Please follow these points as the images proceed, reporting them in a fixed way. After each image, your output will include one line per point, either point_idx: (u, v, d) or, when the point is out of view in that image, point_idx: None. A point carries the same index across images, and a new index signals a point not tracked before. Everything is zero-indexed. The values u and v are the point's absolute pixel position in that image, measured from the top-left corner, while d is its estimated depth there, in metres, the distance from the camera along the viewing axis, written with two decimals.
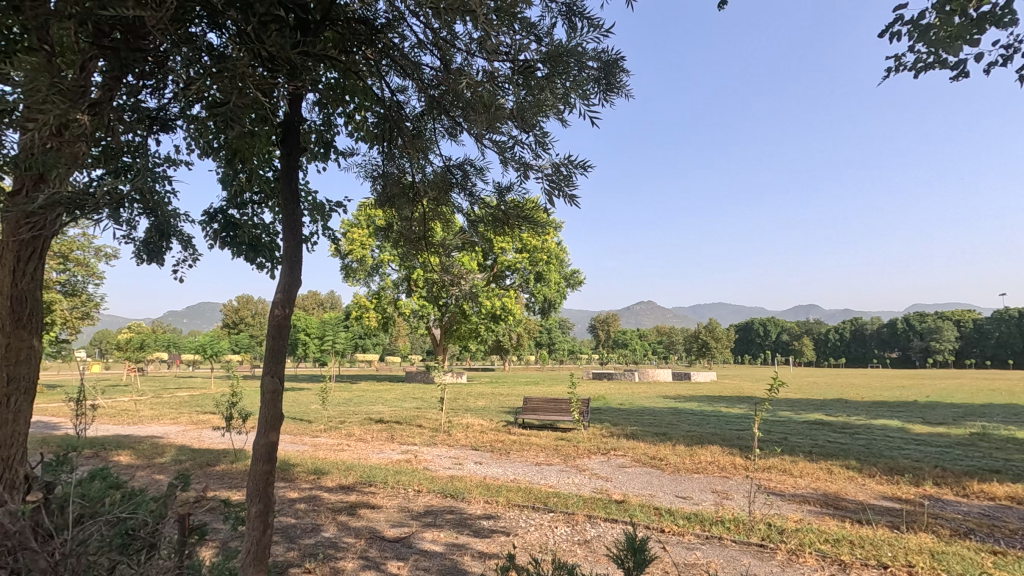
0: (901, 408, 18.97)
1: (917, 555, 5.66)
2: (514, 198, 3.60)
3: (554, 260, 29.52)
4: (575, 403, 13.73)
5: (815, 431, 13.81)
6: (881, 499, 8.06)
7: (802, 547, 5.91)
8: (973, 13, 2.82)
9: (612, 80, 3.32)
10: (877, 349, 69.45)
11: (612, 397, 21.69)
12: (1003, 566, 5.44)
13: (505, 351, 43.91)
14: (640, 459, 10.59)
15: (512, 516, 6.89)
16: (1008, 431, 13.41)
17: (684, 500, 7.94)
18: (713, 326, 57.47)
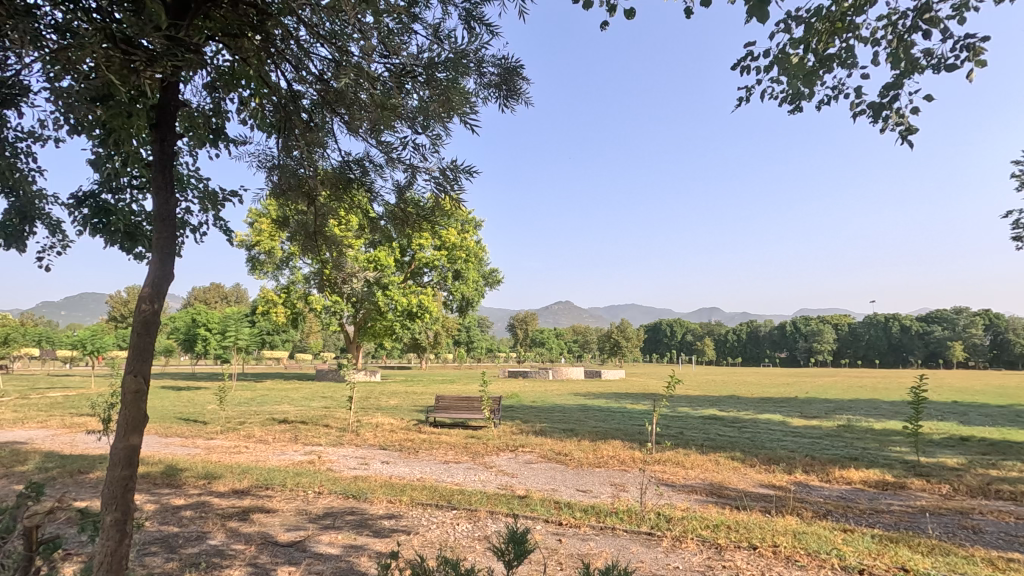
0: (783, 403, 20.84)
1: (782, 536, 6.27)
2: (413, 198, 3.60)
3: (473, 259, 29.53)
4: (486, 401, 13.84)
5: (709, 425, 14.85)
6: (759, 486, 8.85)
7: (685, 533, 6.36)
8: (821, 55, 3.16)
9: (511, 87, 3.43)
10: (769, 349, 75.62)
11: (524, 396, 22.02)
12: (850, 542, 6.16)
13: (423, 350, 43.51)
14: (546, 455, 10.90)
15: (415, 515, 6.86)
16: (868, 423, 15.16)
17: (584, 493, 8.30)
18: (625, 326, 60.15)
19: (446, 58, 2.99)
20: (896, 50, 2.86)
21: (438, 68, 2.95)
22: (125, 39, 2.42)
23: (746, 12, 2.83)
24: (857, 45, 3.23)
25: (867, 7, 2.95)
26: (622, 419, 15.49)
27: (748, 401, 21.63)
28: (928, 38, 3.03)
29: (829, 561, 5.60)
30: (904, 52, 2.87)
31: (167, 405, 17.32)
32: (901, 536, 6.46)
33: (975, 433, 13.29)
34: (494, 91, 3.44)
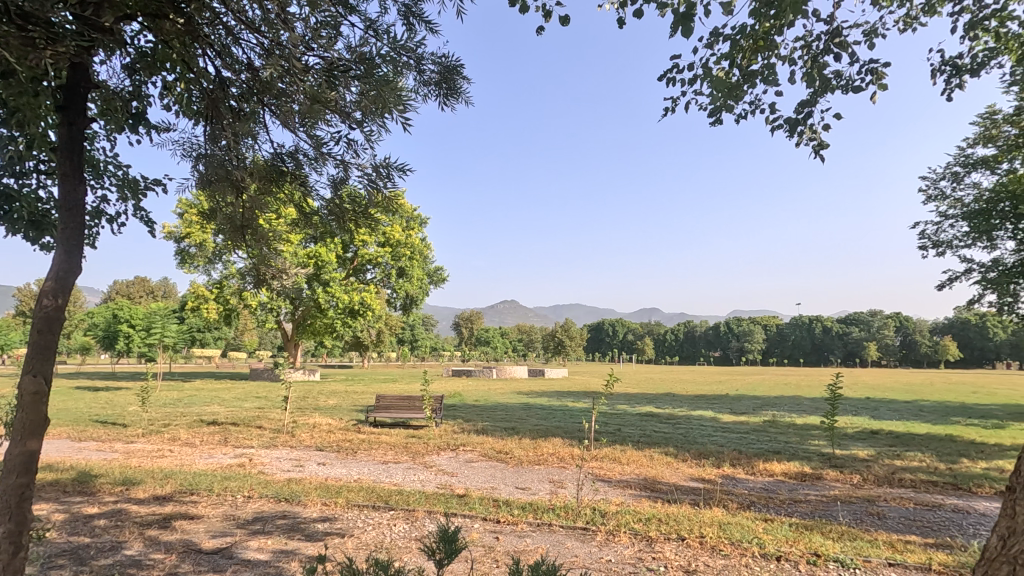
0: (715, 400, 21.81)
1: (708, 527, 6.58)
2: (348, 193, 3.51)
3: (418, 256, 29.11)
4: (428, 399, 13.70)
5: (646, 422, 15.34)
6: (690, 480, 9.25)
7: (618, 527, 6.56)
8: (744, 70, 3.34)
9: (450, 86, 3.42)
10: (703, 349, 78.89)
11: (467, 395, 21.95)
12: (769, 531, 6.54)
13: (366, 348, 42.63)
14: (487, 454, 10.94)
15: (350, 517, 6.72)
16: (790, 419, 16.13)
17: (523, 491, 8.40)
18: (568, 326, 61.10)
19: (385, 54, 2.95)
20: (810, 70, 3.07)
21: (375, 63, 2.90)
22: (21, 14, 2.23)
23: (671, 26, 2.97)
24: (779, 63, 3.43)
25: (785, 29, 3.15)
26: (564, 417, 15.73)
27: (683, 398, 22.51)
28: (839, 60, 3.25)
29: (751, 550, 5.92)
30: (817, 72, 3.07)
31: (82, 407, 16.12)
32: (815, 523, 6.92)
33: (883, 427, 14.40)
34: (433, 89, 3.42)
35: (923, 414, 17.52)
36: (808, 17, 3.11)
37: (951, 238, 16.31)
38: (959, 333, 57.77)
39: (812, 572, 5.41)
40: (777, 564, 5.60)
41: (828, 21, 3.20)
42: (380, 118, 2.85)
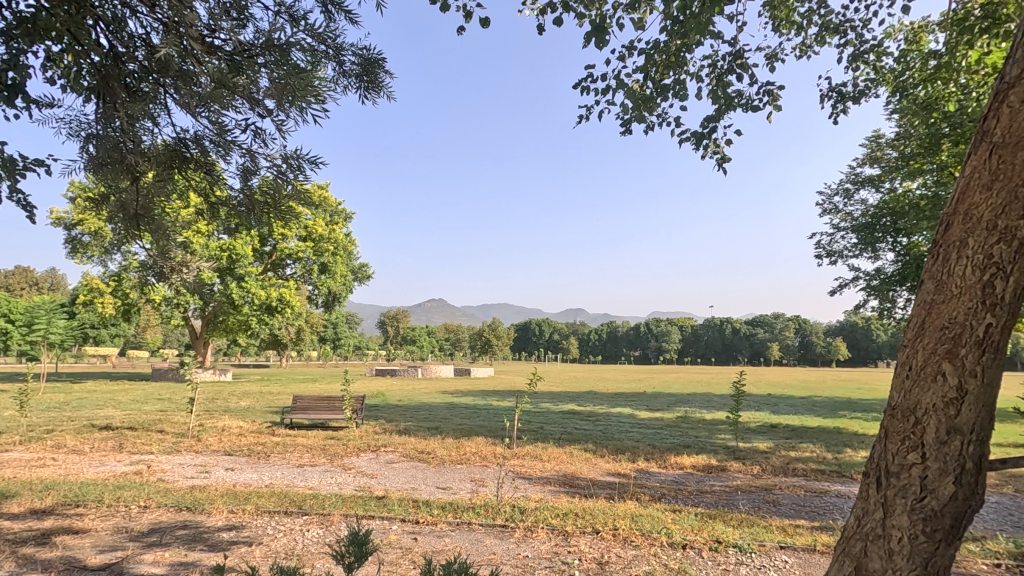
0: (633, 398, 22.75)
1: (621, 519, 6.86)
2: (259, 185, 3.31)
3: (342, 252, 28.14)
4: (348, 400, 13.30)
5: (567, 419, 15.76)
6: (606, 475, 9.59)
7: (537, 523, 6.69)
8: (658, 83, 3.52)
9: (372, 79, 3.33)
10: (625, 348, 81.83)
11: (391, 394, 21.49)
12: (677, 520, 6.92)
13: (285, 347, 40.69)
14: (408, 454, 10.79)
15: (260, 524, 6.39)
16: (700, 414, 17.15)
17: (444, 490, 8.36)
18: (496, 325, 61.35)
19: (302, 41, 2.83)
20: (716, 87, 3.27)
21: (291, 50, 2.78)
22: None
23: (587, 37, 3.09)
24: (689, 81, 3.62)
25: (694, 47, 3.35)
26: (488, 416, 15.81)
27: (604, 396, 23.27)
28: (741, 80, 3.48)
29: (660, 539, 6.23)
30: (721, 90, 3.28)
31: None
32: (718, 512, 7.41)
33: (780, 421, 15.62)
34: (354, 81, 3.33)
35: (815, 409, 19.20)
36: (715, 38, 3.32)
37: (842, 248, 17.94)
38: (848, 335, 63.68)
39: (714, 558, 5.78)
40: (683, 552, 5.94)
41: (733, 43, 3.43)
42: (294, 107, 2.73)
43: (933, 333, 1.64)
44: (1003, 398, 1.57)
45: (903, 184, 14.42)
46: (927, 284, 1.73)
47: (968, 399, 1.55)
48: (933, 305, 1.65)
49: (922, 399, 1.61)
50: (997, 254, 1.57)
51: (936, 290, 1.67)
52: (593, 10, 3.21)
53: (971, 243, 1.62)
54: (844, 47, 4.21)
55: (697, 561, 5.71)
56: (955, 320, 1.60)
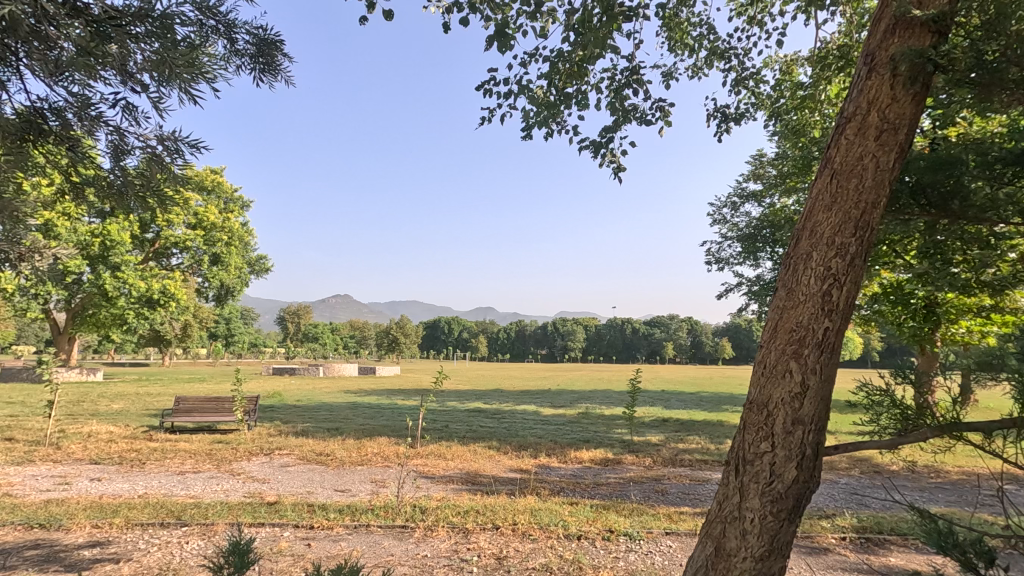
0: (538, 395, 23.29)
1: (520, 514, 7.00)
2: (133, 167, 2.97)
3: (236, 243, 26.22)
4: (239, 401, 12.42)
5: (473, 417, 15.82)
6: (509, 471, 9.74)
7: (437, 522, 6.65)
8: (563, 92, 3.65)
9: (268, 60, 3.14)
10: (532, 347, 83.41)
11: (288, 395, 20.35)
12: (573, 513, 7.19)
13: (167, 343, 37.16)
14: (305, 457, 10.29)
15: (129, 538, 5.81)
16: (599, 410, 17.93)
17: (342, 493, 8.08)
18: (403, 322, 59.99)
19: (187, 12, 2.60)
20: (615, 100, 3.45)
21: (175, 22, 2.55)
22: None
23: (490, 40, 3.13)
24: (590, 92, 3.78)
25: (596, 60, 3.50)
26: (392, 416, 15.47)
27: (510, 393, 23.60)
28: (637, 95, 3.69)
29: (556, 532, 6.45)
30: (619, 104, 3.47)
31: None
32: (612, 503, 7.79)
33: (671, 416, 16.73)
34: (247, 61, 3.11)
35: (701, 403, 20.77)
36: (614, 54, 3.49)
37: (728, 256, 19.51)
38: (733, 335, 69.33)
39: (605, 547, 6.08)
40: (577, 543, 6.19)
41: (631, 60, 3.63)
42: (174, 83, 2.50)
43: (783, 335, 1.84)
44: (836, 392, 1.80)
45: (780, 200, 15.94)
46: (781, 291, 1.93)
47: (809, 394, 1.77)
48: (783, 311, 1.85)
49: (773, 394, 1.81)
50: (834, 267, 1.80)
51: (787, 296, 1.87)
52: (498, 15, 3.27)
53: (814, 257, 1.84)
54: (727, 72, 4.59)
55: (590, 551, 5.97)
56: (801, 324, 1.81)
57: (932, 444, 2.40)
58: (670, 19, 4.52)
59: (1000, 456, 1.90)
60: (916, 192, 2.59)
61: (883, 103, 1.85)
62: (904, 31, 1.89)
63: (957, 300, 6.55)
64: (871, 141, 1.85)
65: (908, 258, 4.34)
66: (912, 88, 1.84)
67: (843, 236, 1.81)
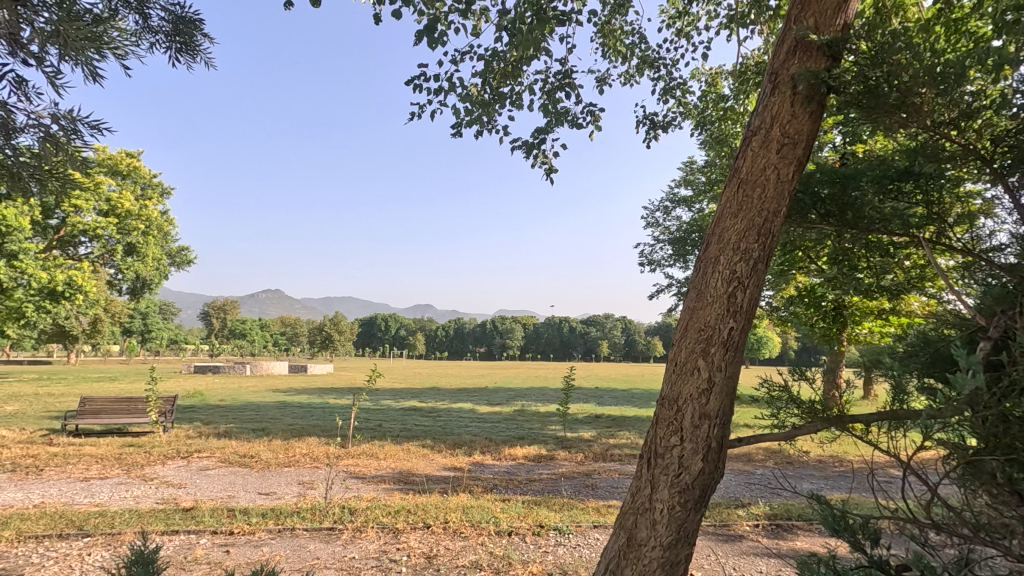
0: (475, 393, 23.32)
1: (452, 512, 6.98)
2: (28, 147, 2.70)
3: (154, 232, 24.52)
4: (154, 402, 11.62)
5: (407, 416, 15.61)
6: (442, 469, 9.70)
7: (366, 522, 6.52)
8: (497, 91, 3.67)
9: (186, 40, 2.96)
10: (471, 344, 83.18)
11: (210, 394, 19.24)
12: (505, 509, 7.25)
13: (72, 339, 34.17)
14: (227, 460, 9.79)
15: (20, 552, 5.30)
16: (535, 407, 18.18)
17: (266, 496, 7.75)
18: (338, 319, 58.12)
19: None
20: (547, 102, 3.51)
21: None
22: None
23: (421, 36, 3.11)
24: (524, 93, 3.83)
25: (530, 61, 3.55)
26: (323, 415, 15.00)
27: (447, 391, 23.46)
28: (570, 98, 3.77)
29: (487, 529, 6.48)
30: (552, 106, 3.53)
31: None
32: (544, 498, 7.92)
33: (603, 412, 17.22)
34: (163, 40, 2.93)
35: (632, 400, 21.50)
36: (548, 55, 3.55)
37: (660, 258, 20.29)
38: (665, 334, 72.13)
39: (536, 542, 6.17)
40: (508, 539, 6.25)
41: (564, 63, 3.69)
42: (77, 57, 2.31)
43: (692, 335, 1.94)
44: (740, 388, 1.92)
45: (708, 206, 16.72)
46: (692, 292, 2.03)
47: (715, 390, 1.87)
48: (693, 311, 1.96)
49: (683, 390, 1.90)
50: (739, 271, 1.91)
51: (697, 298, 1.98)
52: (430, 10, 3.25)
53: (721, 261, 1.95)
54: (656, 81, 4.78)
55: (520, 546, 6.04)
56: (708, 324, 1.91)
57: (817, 437, 2.58)
58: (604, 26, 4.65)
59: (872, 443, 2.06)
60: (819, 201, 2.82)
61: (784, 119, 1.99)
62: (804, 53, 2.04)
63: (861, 303, 7.11)
64: (773, 154, 1.99)
65: (819, 263, 4.66)
66: (810, 106, 1.99)
67: (748, 242, 1.93)
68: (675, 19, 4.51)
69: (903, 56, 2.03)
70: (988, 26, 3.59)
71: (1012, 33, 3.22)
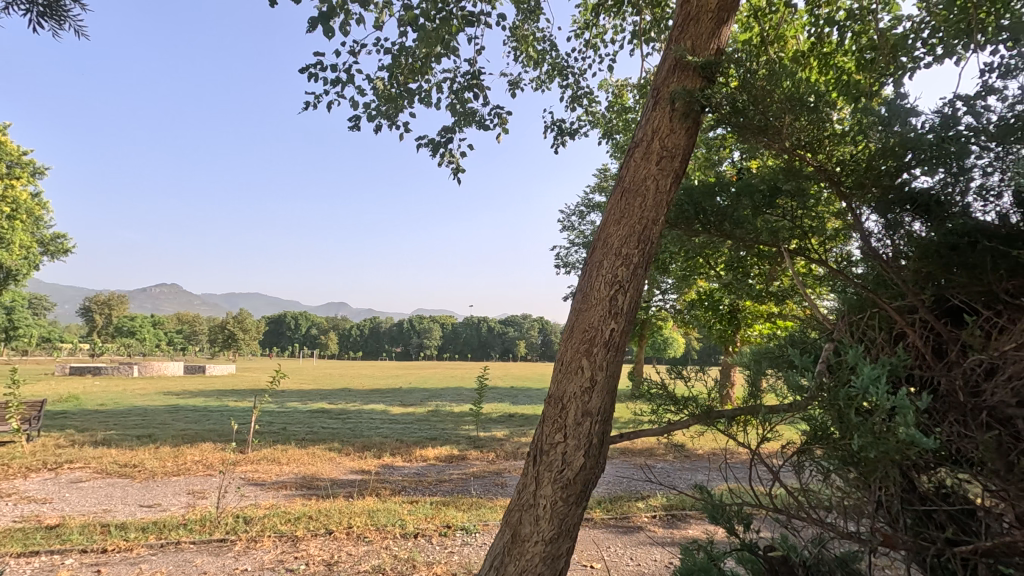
0: (388, 394, 22.81)
1: (357, 516, 6.77)
2: None
3: (22, 216, 21.79)
4: (16, 407, 10.31)
5: (314, 418, 14.98)
6: (349, 473, 9.39)
7: (262, 532, 6.17)
8: (405, 86, 3.62)
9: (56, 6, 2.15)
10: (387, 344, 81.14)
11: (88, 398, 17.38)
12: (413, 511, 7.14)
13: None
14: (104, 470, 8.87)
15: None
16: (449, 408, 18.08)
17: (150, 508, 7.12)
18: (243, 316, 54.56)
19: None
20: (455, 100, 3.52)
21: None
22: None
23: (322, 23, 3.02)
24: (432, 91, 3.80)
25: (438, 59, 3.54)
26: (220, 419, 14.02)
27: (359, 393, 22.74)
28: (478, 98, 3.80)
29: (393, 532, 6.35)
30: (460, 106, 3.55)
31: None
32: (452, 499, 7.89)
33: (517, 411, 17.45)
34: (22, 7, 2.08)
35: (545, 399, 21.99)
36: (455, 53, 3.56)
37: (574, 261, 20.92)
38: None
39: (441, 543, 6.14)
40: (413, 541, 6.16)
41: (472, 64, 3.71)
42: None
43: (578, 336, 2.02)
44: (621, 386, 2.02)
45: None
46: (578, 294, 2.11)
47: (597, 388, 1.96)
48: (580, 312, 2.04)
49: (567, 389, 1.97)
50: (620, 275, 2.03)
51: (581, 300, 2.07)
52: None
53: (605, 265, 2.05)
54: (566, 89, 4.92)
55: (425, 548, 5.98)
56: (591, 326, 2.00)
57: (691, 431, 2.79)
58: (516, 30, 4.73)
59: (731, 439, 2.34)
60: (700, 212, 2.93)
61: (663, 133, 2.16)
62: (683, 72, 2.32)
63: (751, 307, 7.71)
64: (655, 165, 2.14)
65: (717, 271, 4.95)
66: (685, 122, 2.18)
67: (629, 247, 2.06)
68: (584, 28, 4.66)
69: (768, 80, 2.22)
70: (852, 62, 4.02)
71: (869, 69, 3.60)
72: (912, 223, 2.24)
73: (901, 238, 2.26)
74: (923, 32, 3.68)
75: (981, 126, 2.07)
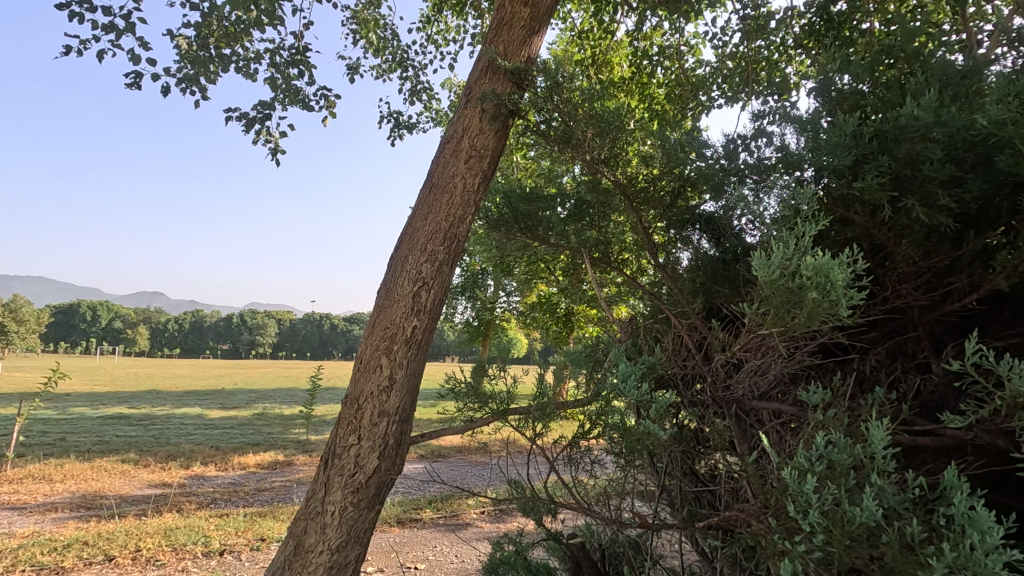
0: (207, 395, 20.41)
1: (148, 537, 5.87)
2: None
3: None
4: None
5: (107, 425, 12.83)
6: (146, 488, 8.16)
7: (14, 566, 5.06)
8: (217, 50, 3.22)
9: None
10: (211, 341, 72.71)
11: None
12: (221, 526, 6.41)
13: None
14: None
15: None
16: (278, 410, 16.74)
17: None
18: (16, 305, 44.80)
19: None
20: (277, 74, 3.24)
21: None
22: None
23: None
24: (251, 61, 3.45)
25: (259, 26, 3.24)
26: None
27: (169, 395, 19.99)
28: (305, 76, 3.54)
29: (193, 551, 5.64)
30: (282, 81, 3.28)
31: None
32: (270, 509, 7.25)
33: None
34: None
35: None
36: (280, 23, 3.28)
37: None
38: None
39: (252, 558, 5.60)
40: (218, 559, 5.53)
41: (299, 38, 3.45)
42: None
43: (379, 334, 2.09)
44: (422, 386, 2.09)
45: None
46: (383, 291, 2.18)
47: (395, 388, 2.02)
48: (384, 310, 2.11)
49: (365, 389, 2.02)
50: (423, 274, 2.14)
51: (386, 296, 2.14)
52: None
53: (410, 263, 2.15)
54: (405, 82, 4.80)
55: (232, 566, 5.40)
56: (393, 323, 2.07)
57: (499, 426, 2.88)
58: (357, 12, 4.52)
59: (525, 433, 2.47)
60: (518, 217, 3.01)
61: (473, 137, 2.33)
62: (494, 74, 2.52)
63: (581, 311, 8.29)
64: (462, 166, 2.36)
65: (550, 276, 5.20)
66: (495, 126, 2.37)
67: (433, 246, 2.18)
68: (427, 23, 4.60)
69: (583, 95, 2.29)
70: (662, 95, 4.49)
71: (677, 104, 4.04)
72: (699, 239, 2.52)
73: (690, 252, 2.54)
74: (716, 78, 4.26)
75: (751, 165, 2.20)
